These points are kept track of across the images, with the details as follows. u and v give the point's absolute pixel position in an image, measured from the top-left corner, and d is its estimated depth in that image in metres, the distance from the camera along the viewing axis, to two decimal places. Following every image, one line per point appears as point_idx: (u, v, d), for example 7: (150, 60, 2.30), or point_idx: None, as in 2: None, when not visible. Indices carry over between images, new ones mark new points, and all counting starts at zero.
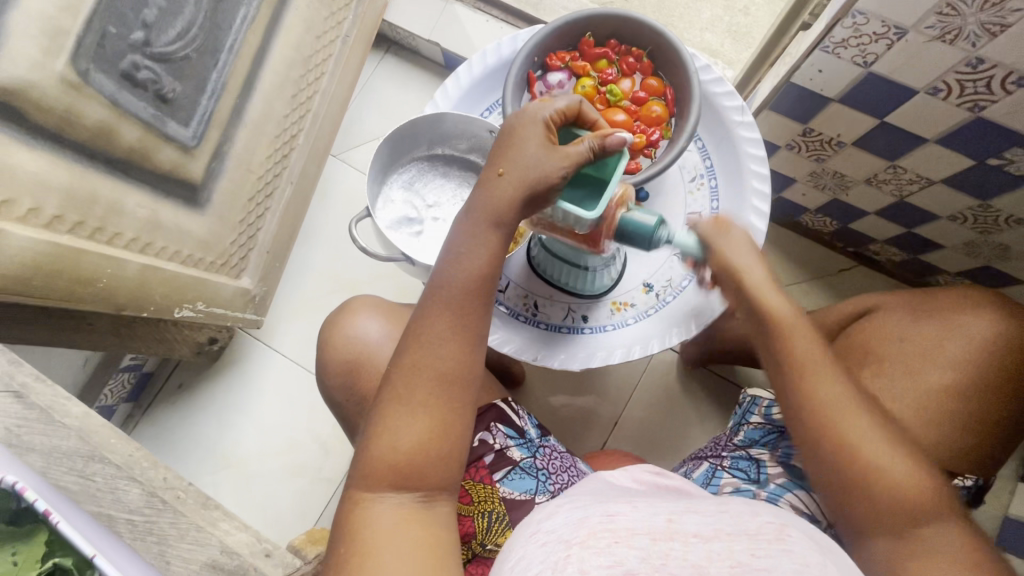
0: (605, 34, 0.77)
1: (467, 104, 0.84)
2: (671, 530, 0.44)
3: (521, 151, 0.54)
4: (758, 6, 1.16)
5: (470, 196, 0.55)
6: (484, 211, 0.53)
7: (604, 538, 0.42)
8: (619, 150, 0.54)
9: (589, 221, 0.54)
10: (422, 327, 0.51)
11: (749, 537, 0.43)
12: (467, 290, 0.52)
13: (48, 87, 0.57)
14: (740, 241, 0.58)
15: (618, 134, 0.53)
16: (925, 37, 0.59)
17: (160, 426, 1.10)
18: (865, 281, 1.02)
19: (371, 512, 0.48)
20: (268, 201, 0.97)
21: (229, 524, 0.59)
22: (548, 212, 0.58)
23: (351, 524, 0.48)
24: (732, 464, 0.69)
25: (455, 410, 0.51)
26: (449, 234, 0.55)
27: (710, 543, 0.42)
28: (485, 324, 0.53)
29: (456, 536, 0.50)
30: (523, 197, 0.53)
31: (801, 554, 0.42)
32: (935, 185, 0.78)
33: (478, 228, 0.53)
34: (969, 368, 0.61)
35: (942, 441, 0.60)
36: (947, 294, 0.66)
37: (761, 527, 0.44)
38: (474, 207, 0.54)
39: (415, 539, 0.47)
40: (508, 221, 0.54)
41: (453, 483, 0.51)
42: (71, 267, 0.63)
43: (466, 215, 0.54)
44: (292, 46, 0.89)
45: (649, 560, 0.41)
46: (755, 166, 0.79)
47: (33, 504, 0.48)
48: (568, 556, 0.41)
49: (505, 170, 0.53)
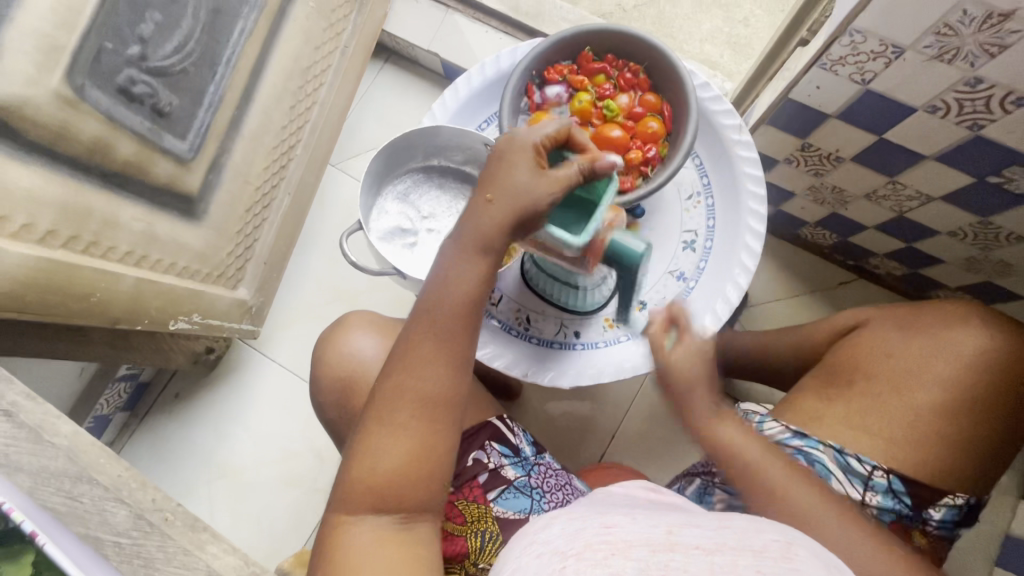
0: (604, 49, 0.77)
1: (465, 116, 0.83)
2: (670, 542, 0.42)
3: (510, 175, 0.53)
4: (758, 18, 1.16)
5: (459, 218, 0.55)
6: (474, 236, 0.53)
7: (601, 551, 0.41)
8: (608, 174, 0.55)
9: (578, 247, 0.54)
10: (408, 351, 0.51)
11: (754, 554, 0.41)
12: (454, 313, 0.51)
13: (42, 103, 0.57)
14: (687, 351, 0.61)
15: (608, 157, 0.54)
16: (922, 56, 0.59)
17: (155, 436, 1.10)
18: (865, 295, 1.01)
19: (352, 533, 0.48)
20: (266, 212, 0.97)
21: (217, 548, 0.58)
22: (540, 236, 0.57)
23: (332, 543, 0.48)
24: (725, 483, 0.68)
25: (439, 431, 0.50)
26: (439, 252, 0.54)
27: (711, 556, 0.40)
28: (472, 346, 0.53)
29: (437, 555, 0.50)
30: (513, 224, 0.52)
31: (808, 574, 0.39)
32: (934, 201, 0.78)
33: (467, 252, 0.53)
34: (959, 388, 0.60)
35: (933, 459, 0.59)
36: (938, 309, 0.65)
37: (766, 544, 0.41)
38: (464, 231, 0.53)
39: (394, 561, 0.47)
40: (498, 246, 0.53)
41: (434, 504, 0.51)
42: (64, 282, 0.63)
43: (456, 237, 0.53)
44: (290, 58, 0.89)
45: (648, 571, 0.40)
46: (752, 185, 0.78)
47: (21, 525, 0.48)
48: (563, 568, 0.41)
49: (495, 197, 0.53)
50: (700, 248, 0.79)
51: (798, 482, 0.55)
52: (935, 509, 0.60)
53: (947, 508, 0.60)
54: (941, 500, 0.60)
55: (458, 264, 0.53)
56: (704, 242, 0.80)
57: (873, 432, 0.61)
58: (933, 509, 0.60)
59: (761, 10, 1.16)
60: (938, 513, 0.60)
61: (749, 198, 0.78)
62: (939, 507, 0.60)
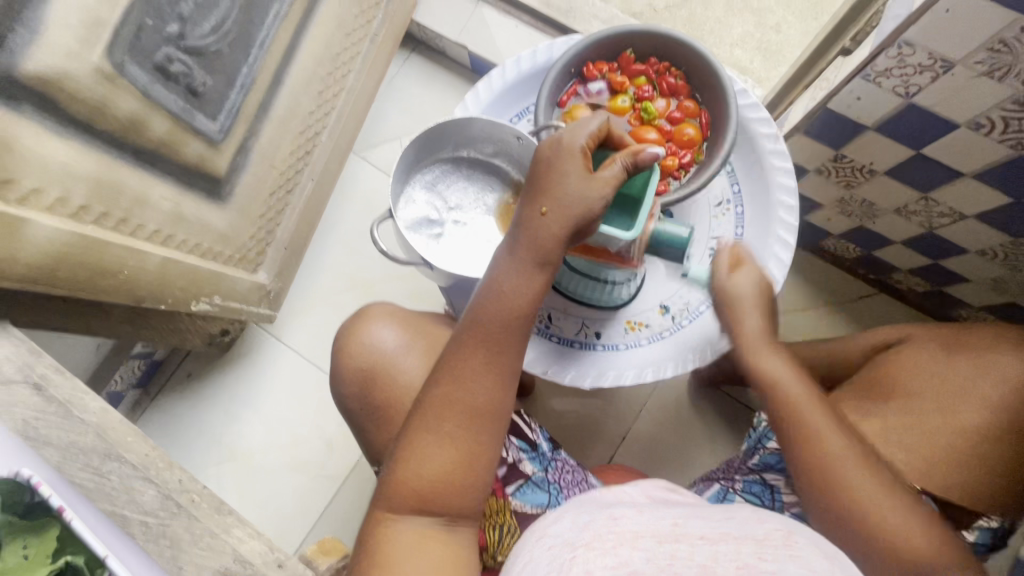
0: (646, 51, 0.76)
1: (499, 109, 0.83)
2: (676, 533, 0.44)
3: (561, 184, 0.52)
4: (790, 25, 1.15)
5: (511, 231, 0.54)
6: (529, 251, 0.52)
7: (610, 540, 0.42)
8: (649, 166, 0.54)
9: (627, 240, 0.55)
10: (459, 359, 0.51)
11: (755, 541, 0.43)
12: (505, 325, 0.51)
13: (82, 76, 0.57)
14: (749, 278, 0.71)
15: (649, 150, 0.52)
16: (972, 72, 0.58)
17: (166, 414, 1.10)
18: (885, 309, 1.00)
19: (393, 531, 0.48)
20: (289, 196, 0.96)
21: (243, 531, 0.57)
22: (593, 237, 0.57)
23: (373, 542, 0.48)
24: (744, 488, 0.68)
25: (485, 443, 0.50)
26: (490, 265, 0.54)
27: (716, 545, 0.42)
28: (519, 360, 0.52)
29: (477, 561, 0.49)
30: (569, 233, 0.52)
31: (809, 561, 0.41)
32: (967, 219, 0.77)
33: (519, 265, 0.52)
34: (1005, 411, 0.58)
35: (969, 482, 0.58)
36: (978, 334, 0.64)
37: (769, 533, 0.43)
38: (517, 243, 0.53)
39: (436, 565, 0.46)
40: (553, 259, 0.53)
41: (477, 513, 0.50)
42: (94, 258, 0.63)
43: (510, 249, 0.53)
44: (321, 43, 0.88)
45: (655, 561, 0.41)
46: (785, 197, 0.78)
47: (49, 499, 0.49)
48: (572, 558, 0.41)
49: (549, 210, 0.52)
50: None
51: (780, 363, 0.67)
52: (969, 532, 0.60)
53: (980, 530, 0.59)
54: (975, 524, 0.59)
55: (511, 275, 0.53)
56: None
57: (911, 447, 0.60)
58: (967, 531, 0.60)
59: (793, 16, 1.15)
60: (972, 536, 0.60)
61: (781, 209, 0.78)
62: (973, 530, 0.60)
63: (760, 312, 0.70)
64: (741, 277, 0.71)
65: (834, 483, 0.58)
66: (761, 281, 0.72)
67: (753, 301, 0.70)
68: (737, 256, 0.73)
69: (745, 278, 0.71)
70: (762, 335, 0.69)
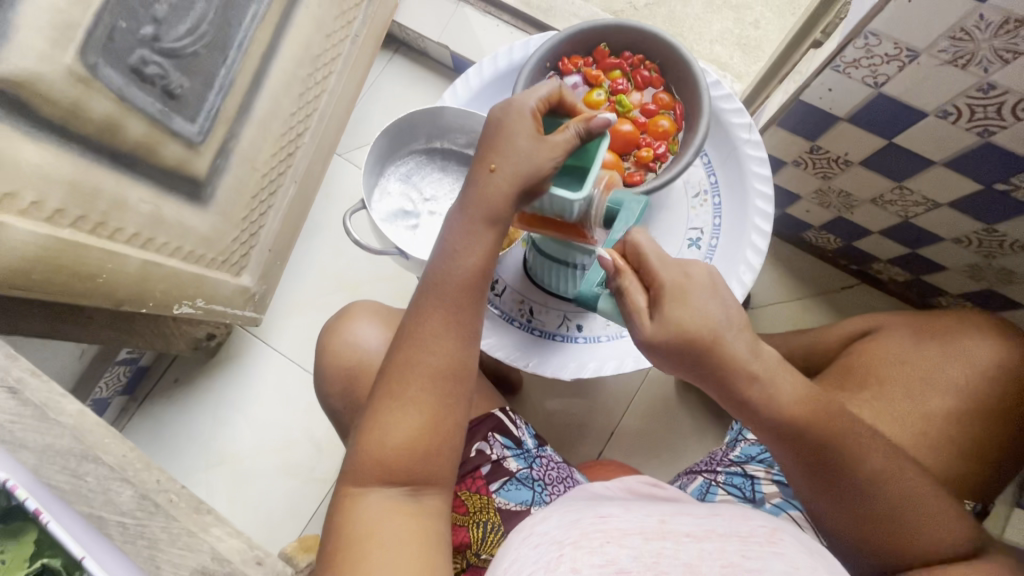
0: (620, 46, 0.77)
1: (476, 106, 0.83)
2: (663, 530, 0.43)
3: (511, 142, 0.53)
4: (768, 20, 1.16)
5: (462, 190, 0.54)
6: (480, 209, 0.52)
7: (596, 538, 0.42)
8: (602, 133, 0.54)
9: (579, 202, 0.55)
10: (417, 324, 0.51)
11: (740, 538, 0.42)
12: (462, 286, 0.51)
13: (55, 79, 0.57)
14: (694, 301, 0.49)
15: (601, 116, 0.53)
16: (937, 61, 0.59)
17: (152, 419, 1.10)
18: (868, 299, 1.01)
19: (365, 502, 0.48)
20: (272, 198, 0.96)
21: (222, 530, 0.57)
22: (539, 203, 0.58)
23: (345, 517, 0.48)
24: (726, 480, 0.69)
25: (449, 404, 0.50)
26: (443, 230, 0.54)
27: (701, 543, 0.42)
28: (479, 320, 0.53)
29: (449, 531, 0.50)
30: (516, 190, 0.52)
31: (792, 557, 0.41)
32: (941, 207, 0.78)
33: (473, 227, 0.52)
34: (970, 395, 0.60)
35: (942, 465, 0.59)
36: (950, 317, 0.65)
37: (753, 529, 0.43)
38: (468, 204, 0.53)
39: (407, 532, 0.47)
40: (505, 218, 0.53)
41: (446, 479, 0.51)
42: (72, 261, 0.63)
43: (461, 210, 0.53)
44: (301, 45, 0.88)
45: (642, 558, 0.40)
46: (759, 185, 0.78)
47: (24, 502, 0.48)
48: (560, 556, 0.40)
49: (497, 165, 0.52)
50: (705, 246, 0.79)
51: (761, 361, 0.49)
52: None
53: None
54: None
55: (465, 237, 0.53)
56: (710, 240, 0.80)
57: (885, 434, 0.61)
58: None
59: (771, 12, 1.16)
60: None
61: (757, 197, 0.78)
62: None
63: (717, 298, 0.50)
64: (685, 316, 0.48)
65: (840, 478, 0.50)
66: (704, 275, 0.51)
67: (706, 332, 0.48)
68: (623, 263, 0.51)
69: (678, 316, 0.48)
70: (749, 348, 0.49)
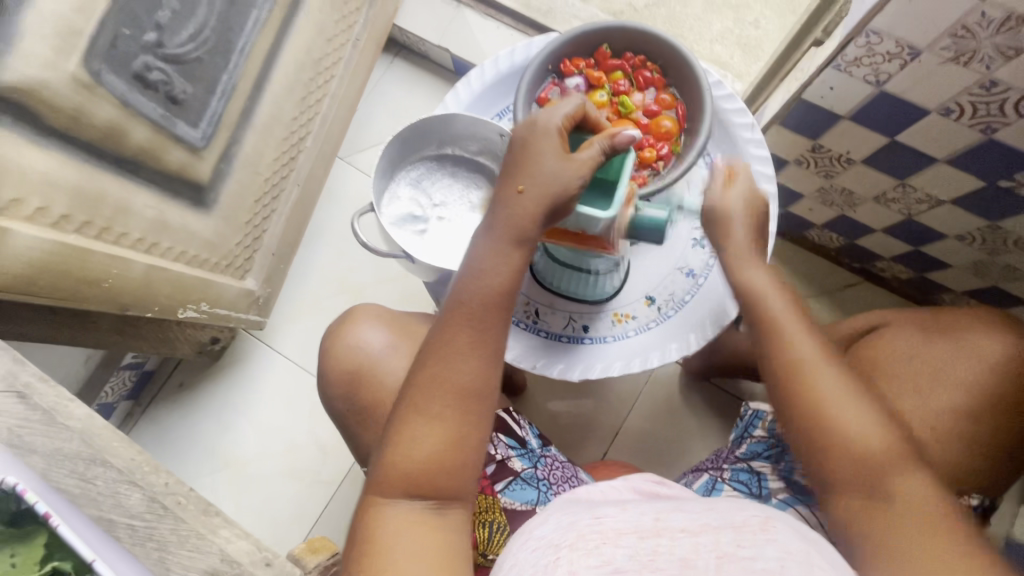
0: (621, 46, 0.77)
1: (479, 108, 0.84)
2: (658, 527, 0.43)
3: (538, 162, 0.53)
4: (768, 20, 1.16)
5: (490, 210, 0.55)
6: (507, 228, 0.53)
7: (593, 540, 0.42)
8: (627, 148, 0.55)
9: (605, 220, 0.55)
10: (443, 340, 0.51)
11: (733, 529, 0.42)
12: (487, 303, 0.52)
13: (59, 86, 0.57)
14: (741, 191, 0.63)
15: (625, 132, 0.53)
16: (938, 58, 0.59)
17: (157, 423, 1.10)
18: (871, 297, 1.01)
19: (386, 515, 0.49)
20: (275, 202, 0.97)
21: (230, 532, 0.59)
22: (567, 220, 0.58)
23: (365, 530, 0.48)
24: (732, 476, 0.69)
25: (474, 422, 0.50)
26: (470, 247, 0.55)
27: (698, 537, 0.42)
28: (504, 337, 0.53)
29: (469, 547, 0.50)
30: (545, 211, 0.53)
31: (786, 543, 0.41)
32: (944, 204, 0.78)
33: (499, 244, 0.53)
34: (981, 390, 0.60)
35: (950, 461, 0.59)
36: (959, 315, 0.65)
37: (747, 519, 0.43)
38: (496, 224, 0.54)
39: (429, 547, 0.47)
40: (532, 237, 0.54)
41: (468, 496, 0.51)
42: (77, 267, 0.63)
43: (489, 230, 0.54)
44: (302, 50, 0.89)
45: (637, 557, 0.41)
46: (765, 184, 0.78)
47: (33, 506, 0.48)
48: (556, 559, 0.41)
49: (525, 186, 0.53)
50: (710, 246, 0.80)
51: (760, 271, 0.61)
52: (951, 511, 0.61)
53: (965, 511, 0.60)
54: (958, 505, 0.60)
55: (493, 255, 0.53)
56: None
57: None
58: None
59: (771, 12, 1.16)
60: None
61: None
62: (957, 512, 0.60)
63: (751, 224, 0.63)
64: (722, 191, 0.64)
65: (797, 374, 0.55)
66: (757, 195, 0.64)
67: (740, 217, 0.62)
68: (734, 171, 0.65)
69: (732, 195, 0.63)
70: (747, 246, 0.62)
